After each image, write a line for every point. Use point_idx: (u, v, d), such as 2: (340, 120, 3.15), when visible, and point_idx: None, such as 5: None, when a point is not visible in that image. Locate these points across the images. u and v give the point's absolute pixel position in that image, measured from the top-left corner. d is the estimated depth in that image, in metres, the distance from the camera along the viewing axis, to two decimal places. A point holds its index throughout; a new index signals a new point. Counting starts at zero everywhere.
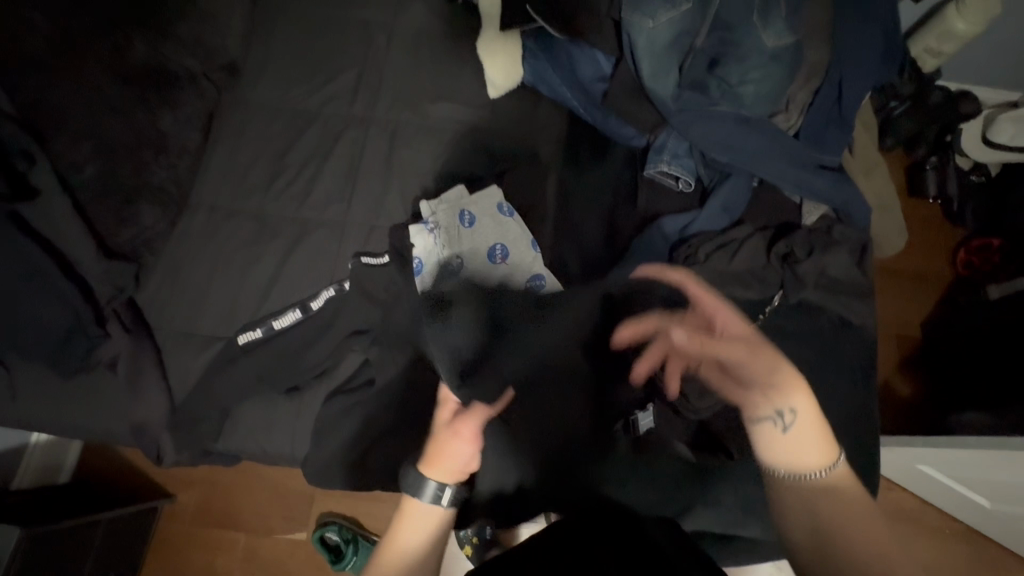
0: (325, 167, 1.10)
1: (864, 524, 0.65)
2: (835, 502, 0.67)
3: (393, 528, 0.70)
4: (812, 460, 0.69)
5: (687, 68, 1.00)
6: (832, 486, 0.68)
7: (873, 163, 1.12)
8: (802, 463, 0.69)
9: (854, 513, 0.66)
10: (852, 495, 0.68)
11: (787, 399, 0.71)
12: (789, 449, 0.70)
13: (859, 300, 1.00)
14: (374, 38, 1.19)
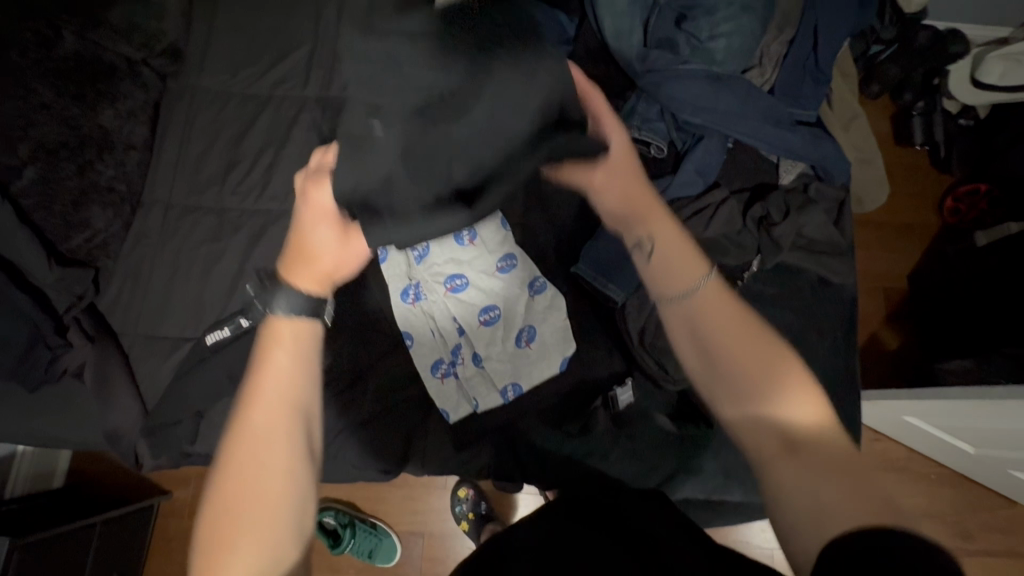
0: (282, 153, 1.05)
1: (735, 339, 0.62)
2: (698, 312, 0.65)
3: (263, 352, 0.63)
4: (687, 279, 0.66)
5: (653, 27, 0.97)
6: (708, 299, 0.65)
7: (852, 114, 1.08)
8: (680, 285, 0.67)
9: (735, 324, 0.63)
10: (726, 306, 0.64)
11: (642, 227, 0.73)
12: (667, 276, 0.68)
13: (838, 258, 0.98)
14: (324, 11, 1.12)
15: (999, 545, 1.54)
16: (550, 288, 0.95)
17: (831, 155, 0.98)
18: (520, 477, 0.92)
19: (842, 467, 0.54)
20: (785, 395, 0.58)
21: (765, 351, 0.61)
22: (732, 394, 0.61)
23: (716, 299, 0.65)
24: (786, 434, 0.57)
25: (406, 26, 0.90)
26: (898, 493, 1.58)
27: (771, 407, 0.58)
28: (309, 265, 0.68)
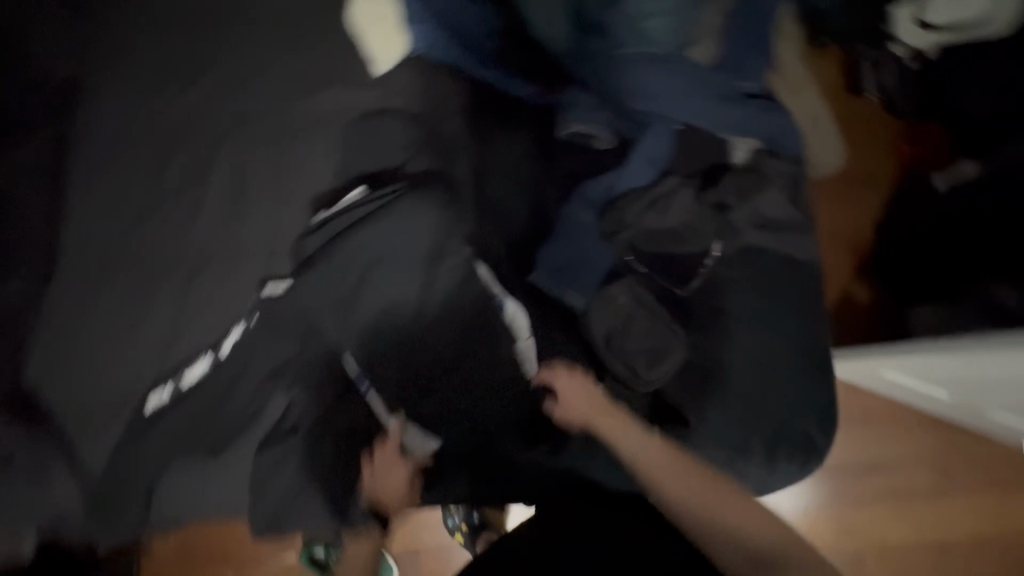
0: (205, 187, 0.97)
1: (694, 494, 0.76)
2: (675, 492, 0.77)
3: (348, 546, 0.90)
4: (625, 443, 0.82)
5: (581, 13, 0.94)
6: (659, 473, 0.79)
7: (800, 80, 1.04)
8: (626, 449, 0.82)
9: (688, 479, 0.78)
10: (668, 457, 0.80)
11: (596, 418, 0.84)
12: (618, 445, 0.82)
13: (798, 233, 0.96)
14: (234, 28, 1.04)
15: (978, 481, 1.61)
16: (512, 303, 0.89)
17: (779, 128, 0.96)
18: (500, 501, 0.88)
19: (794, 560, 0.72)
20: (739, 512, 0.76)
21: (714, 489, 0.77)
22: (704, 535, 0.74)
23: (662, 463, 0.80)
24: (754, 554, 0.72)
25: (338, 96, 1.03)
26: (879, 445, 1.62)
27: (735, 531, 0.74)
28: (377, 501, 0.85)
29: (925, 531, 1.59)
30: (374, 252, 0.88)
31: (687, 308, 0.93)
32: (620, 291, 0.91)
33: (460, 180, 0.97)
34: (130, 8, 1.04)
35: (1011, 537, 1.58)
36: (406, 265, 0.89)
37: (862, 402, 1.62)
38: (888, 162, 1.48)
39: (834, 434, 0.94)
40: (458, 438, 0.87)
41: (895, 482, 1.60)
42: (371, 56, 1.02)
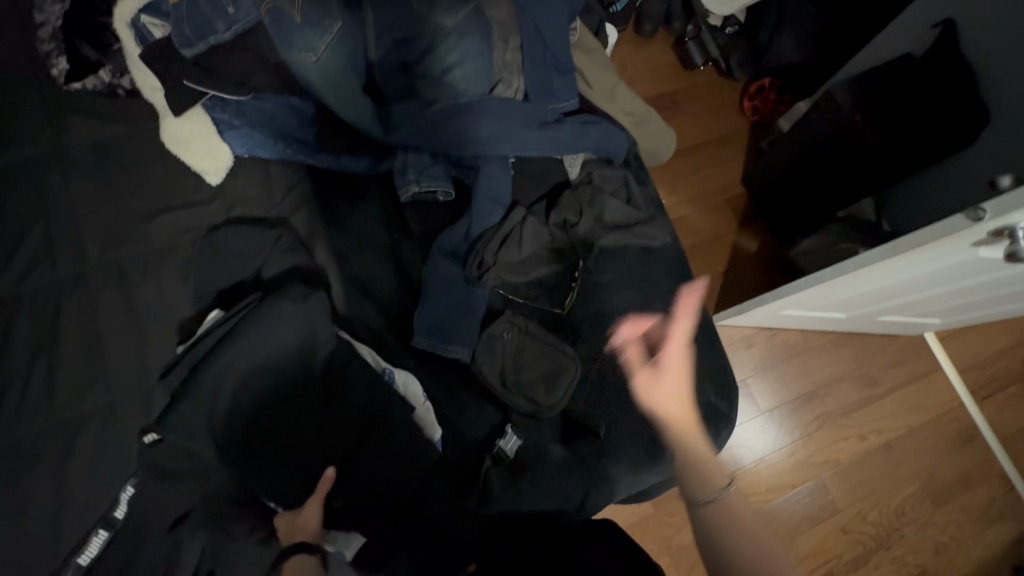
0: (58, 354, 0.91)
1: (749, 547, 0.72)
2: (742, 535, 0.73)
3: None
4: (704, 464, 0.78)
5: (385, 84, 0.96)
6: (720, 510, 0.76)
7: (612, 84, 1.12)
8: (710, 485, 0.77)
9: (749, 534, 0.74)
10: (736, 512, 0.76)
11: (677, 413, 0.81)
12: (704, 469, 0.77)
13: (649, 224, 1.02)
14: (46, 177, 0.98)
15: (896, 378, 1.76)
16: (400, 371, 0.91)
17: (603, 136, 1.01)
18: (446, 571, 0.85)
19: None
20: None
21: (770, 554, 0.71)
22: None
23: (729, 511, 0.76)
24: None
25: (182, 214, 1.00)
26: (806, 374, 1.73)
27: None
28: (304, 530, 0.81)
29: (871, 438, 1.70)
30: (241, 374, 0.83)
31: (570, 325, 0.97)
32: (503, 329, 0.94)
33: (325, 267, 0.99)
34: None
35: (937, 417, 1.74)
36: (276, 376, 0.85)
37: (780, 340, 1.74)
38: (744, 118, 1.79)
39: (734, 395, 1.00)
40: (386, 523, 0.85)
41: (833, 403, 1.72)
42: (202, 171, 0.99)
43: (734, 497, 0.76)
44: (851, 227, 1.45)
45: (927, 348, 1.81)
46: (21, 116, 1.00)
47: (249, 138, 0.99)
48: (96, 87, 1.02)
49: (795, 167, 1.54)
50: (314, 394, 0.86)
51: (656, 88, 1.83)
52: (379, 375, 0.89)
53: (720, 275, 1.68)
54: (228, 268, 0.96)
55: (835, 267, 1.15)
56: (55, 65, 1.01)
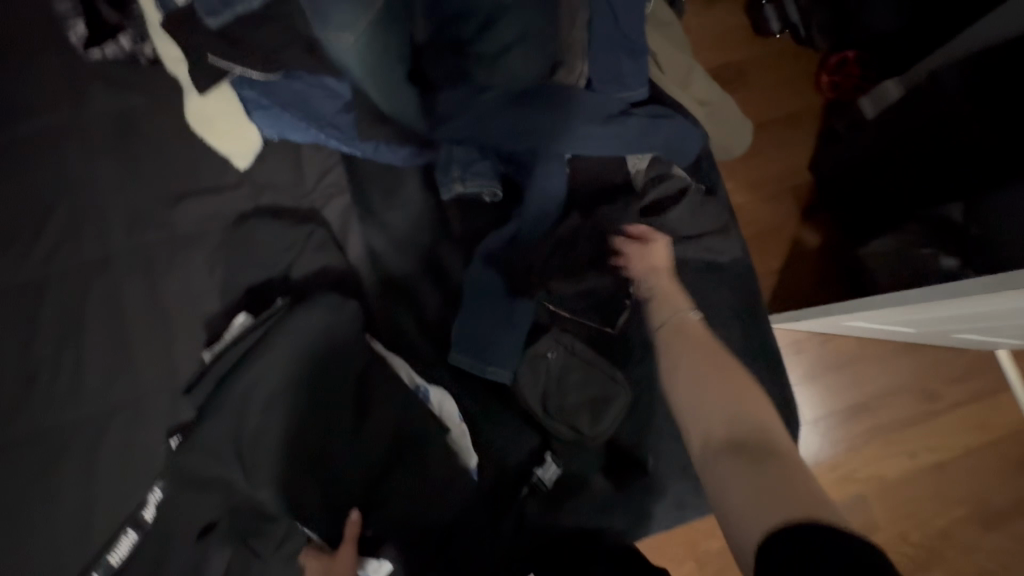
0: (84, 343, 0.88)
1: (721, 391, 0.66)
2: (679, 336, 0.75)
3: None
4: (676, 305, 0.78)
5: (432, 65, 0.83)
6: (679, 343, 0.74)
7: (686, 69, 0.97)
8: (664, 309, 0.79)
9: (713, 361, 0.70)
10: (693, 345, 0.73)
11: (654, 280, 0.82)
12: (657, 302, 0.80)
13: (712, 239, 0.93)
14: (67, 152, 0.92)
15: (958, 395, 1.63)
16: (437, 390, 0.85)
17: (674, 132, 0.88)
18: None
19: (790, 484, 0.55)
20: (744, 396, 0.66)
21: (738, 390, 0.66)
22: (709, 416, 0.65)
23: (693, 346, 0.73)
24: (733, 433, 0.62)
25: (209, 200, 0.93)
26: (858, 385, 1.61)
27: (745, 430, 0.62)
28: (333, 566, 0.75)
29: (921, 457, 1.59)
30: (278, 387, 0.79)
31: (621, 346, 0.89)
32: (548, 347, 0.86)
33: (357, 264, 0.91)
34: None
35: (998, 439, 1.62)
36: (307, 391, 0.79)
37: (834, 346, 1.61)
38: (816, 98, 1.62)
39: (793, 431, 0.91)
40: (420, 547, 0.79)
41: (885, 417, 1.61)
42: (230, 155, 0.91)
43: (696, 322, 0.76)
44: (932, 233, 1.26)
45: (997, 365, 1.66)
46: (42, 84, 0.93)
47: (280, 118, 0.89)
48: (116, 56, 0.93)
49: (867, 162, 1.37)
50: (346, 413, 0.80)
51: (721, 57, 1.63)
52: (414, 393, 0.83)
53: (775, 273, 1.54)
54: (255, 262, 0.89)
55: (923, 292, 1.03)
56: (74, 27, 0.94)
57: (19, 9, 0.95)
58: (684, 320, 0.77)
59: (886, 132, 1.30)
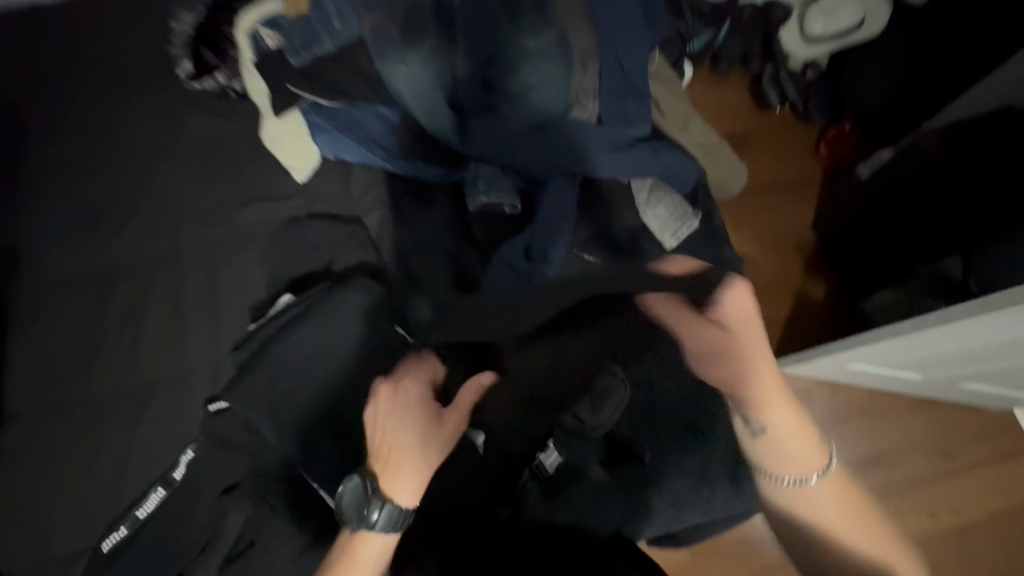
0: (146, 320, 1.00)
1: (859, 543, 0.72)
2: (810, 504, 0.74)
3: None
4: (807, 468, 0.74)
5: (466, 99, 0.99)
6: (819, 492, 0.74)
7: (685, 116, 1.12)
8: (789, 468, 0.74)
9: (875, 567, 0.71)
10: (839, 510, 0.74)
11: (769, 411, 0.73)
12: (779, 461, 0.74)
13: (708, 262, 1.03)
14: (158, 164, 1.10)
15: (977, 455, 1.60)
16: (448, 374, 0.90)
17: (672, 162, 1.01)
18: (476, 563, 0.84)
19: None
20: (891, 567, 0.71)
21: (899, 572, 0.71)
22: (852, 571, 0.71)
23: (836, 492, 0.75)
24: None
25: (268, 206, 1.08)
26: (871, 436, 1.60)
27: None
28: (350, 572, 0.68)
29: (943, 518, 1.53)
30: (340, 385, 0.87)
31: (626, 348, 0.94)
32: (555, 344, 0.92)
33: (389, 265, 1.03)
34: (59, 161, 1.09)
35: None
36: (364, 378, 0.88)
37: (844, 397, 1.62)
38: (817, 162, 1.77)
39: None
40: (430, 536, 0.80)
41: (901, 473, 1.57)
42: (291, 168, 1.07)
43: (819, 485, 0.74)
44: (930, 284, 1.31)
45: (1017, 428, 1.63)
46: (147, 110, 1.13)
47: (336, 141, 1.05)
48: (211, 88, 1.14)
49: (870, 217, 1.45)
50: None
51: (726, 126, 1.80)
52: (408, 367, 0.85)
53: (783, 320, 1.60)
54: (302, 259, 1.03)
55: (917, 321, 1.07)
56: (182, 66, 1.15)
57: (133, 49, 1.16)
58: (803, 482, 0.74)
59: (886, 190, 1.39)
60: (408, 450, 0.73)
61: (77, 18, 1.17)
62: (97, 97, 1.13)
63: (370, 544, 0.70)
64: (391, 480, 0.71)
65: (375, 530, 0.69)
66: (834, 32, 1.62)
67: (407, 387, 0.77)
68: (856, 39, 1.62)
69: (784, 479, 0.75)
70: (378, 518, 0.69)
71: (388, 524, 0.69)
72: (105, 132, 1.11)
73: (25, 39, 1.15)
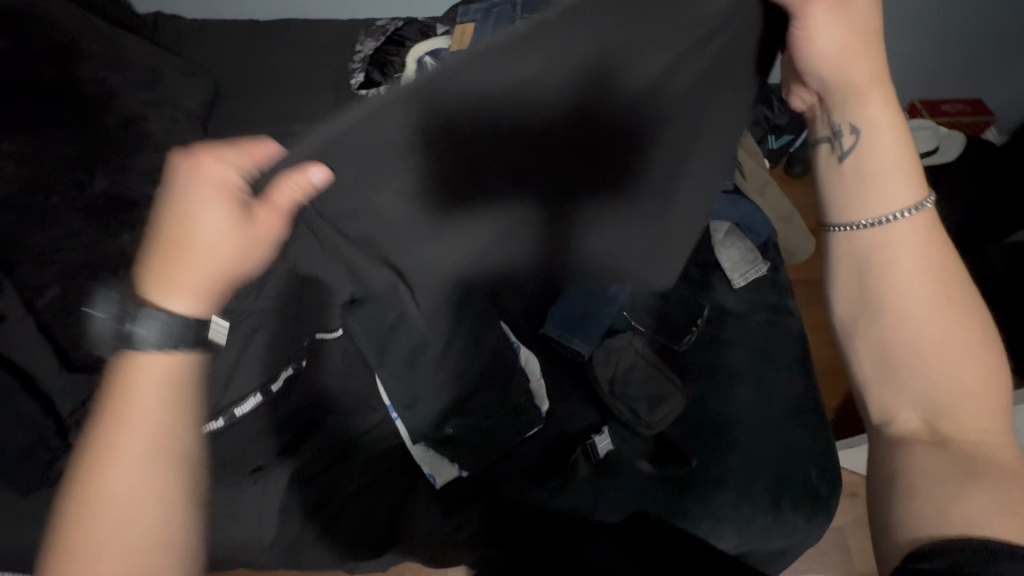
0: None
1: (946, 343, 0.60)
2: (887, 250, 0.63)
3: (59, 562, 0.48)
4: (892, 204, 0.63)
5: None
6: (905, 238, 0.63)
7: (765, 182, 1.27)
8: (851, 211, 0.66)
9: (965, 388, 0.60)
10: (925, 261, 0.63)
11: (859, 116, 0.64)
12: (864, 197, 0.65)
13: (770, 309, 1.13)
14: None
15: None
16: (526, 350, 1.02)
17: (751, 213, 1.14)
18: (517, 521, 0.93)
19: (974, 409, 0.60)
20: (977, 380, 0.60)
21: (973, 373, 0.60)
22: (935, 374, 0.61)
23: (924, 272, 0.62)
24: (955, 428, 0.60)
25: None
26: None
27: (944, 425, 0.60)
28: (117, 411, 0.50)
29: None
30: (386, 371, 0.84)
31: (682, 362, 1.07)
32: (624, 346, 1.05)
33: None
34: (244, 131, 1.36)
35: None
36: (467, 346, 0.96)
37: None
38: None
39: (837, 483, 0.96)
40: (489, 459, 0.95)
41: None
42: None
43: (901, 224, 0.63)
44: None
45: None
46: (318, 104, 1.40)
47: None
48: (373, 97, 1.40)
49: None
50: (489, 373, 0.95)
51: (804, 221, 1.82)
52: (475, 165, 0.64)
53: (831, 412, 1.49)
54: None
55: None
56: (353, 77, 1.42)
57: (319, 60, 1.47)
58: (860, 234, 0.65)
59: None
60: (198, 250, 0.52)
61: (285, 34, 1.50)
62: (284, 90, 1.42)
63: (139, 379, 0.51)
64: (165, 283, 0.52)
65: (150, 349, 0.51)
66: None
67: (216, 171, 0.51)
68: (933, 162, 1.68)
69: (861, 222, 0.64)
70: (152, 334, 0.50)
71: (169, 343, 0.51)
72: (284, 115, 1.38)
73: (246, 43, 1.49)
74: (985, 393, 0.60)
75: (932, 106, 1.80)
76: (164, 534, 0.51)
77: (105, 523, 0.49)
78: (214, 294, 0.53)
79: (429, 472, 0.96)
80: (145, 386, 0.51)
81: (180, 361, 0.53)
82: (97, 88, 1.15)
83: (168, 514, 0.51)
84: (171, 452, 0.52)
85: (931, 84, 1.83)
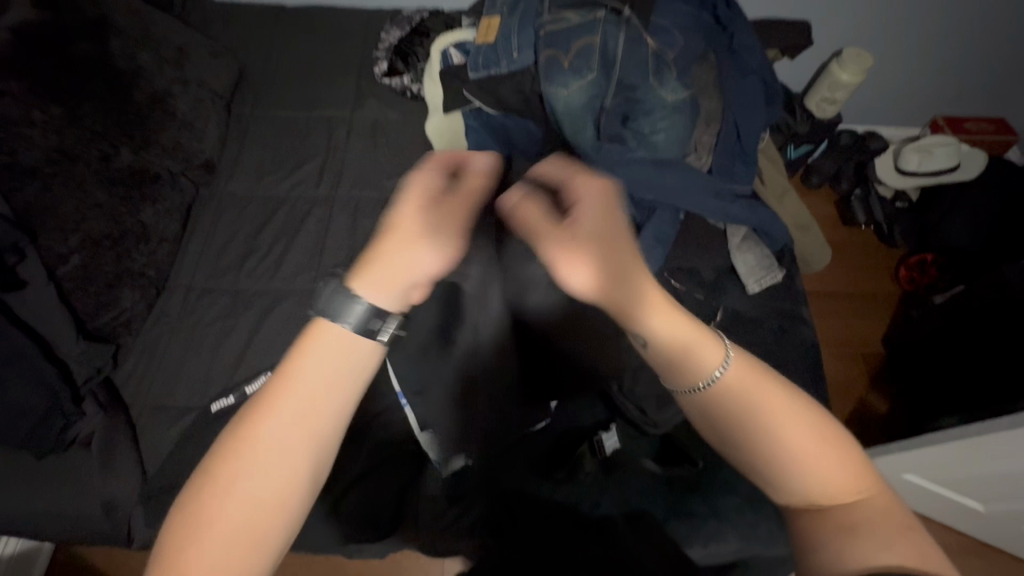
0: (294, 242, 1.18)
1: (802, 448, 0.54)
2: (702, 359, 0.57)
3: (198, 539, 0.45)
4: (705, 365, 0.57)
5: (603, 126, 1.12)
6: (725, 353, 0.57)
7: (783, 189, 1.27)
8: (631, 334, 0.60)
9: (790, 462, 0.54)
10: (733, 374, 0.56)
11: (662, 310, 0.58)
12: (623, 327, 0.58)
13: (783, 317, 1.12)
14: (336, 130, 1.35)
15: None
16: None
17: (769, 219, 1.13)
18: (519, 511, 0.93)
19: (851, 475, 0.54)
20: (799, 460, 0.54)
21: (828, 458, 0.54)
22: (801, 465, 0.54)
23: (749, 381, 0.56)
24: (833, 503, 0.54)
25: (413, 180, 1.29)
26: None
27: (821, 504, 0.54)
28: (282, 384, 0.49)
29: None
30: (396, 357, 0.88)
31: None
32: None
33: None
34: (268, 113, 1.38)
35: None
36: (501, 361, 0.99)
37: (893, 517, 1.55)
38: (893, 288, 1.73)
39: None
40: (494, 446, 0.96)
41: None
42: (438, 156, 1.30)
43: (679, 356, 0.57)
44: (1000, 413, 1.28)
45: None
46: (340, 89, 1.41)
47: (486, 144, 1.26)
48: (396, 85, 1.40)
49: (933, 341, 1.43)
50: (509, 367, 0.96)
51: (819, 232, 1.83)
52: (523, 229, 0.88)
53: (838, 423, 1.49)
54: None
55: (961, 430, 1.10)
56: (377, 64, 1.42)
57: (344, 46, 1.48)
58: (650, 351, 0.59)
59: (944, 319, 1.39)
60: (413, 234, 0.53)
61: (312, 19, 1.51)
62: (310, 74, 1.43)
63: (324, 340, 0.51)
64: (384, 271, 0.53)
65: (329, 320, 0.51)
66: (929, 168, 1.65)
67: (432, 169, 0.57)
68: (950, 179, 1.66)
69: (640, 344, 0.60)
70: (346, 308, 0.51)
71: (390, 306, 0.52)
72: (307, 99, 1.39)
73: (274, 27, 1.50)
74: (830, 473, 0.54)
75: (954, 123, 1.79)
76: (273, 498, 0.47)
77: (247, 474, 0.46)
78: (405, 287, 0.54)
79: (435, 459, 0.97)
80: (311, 351, 0.50)
81: (355, 345, 0.52)
82: (127, 63, 1.17)
83: (288, 482, 0.48)
84: (322, 418, 0.49)
85: (955, 102, 1.82)
